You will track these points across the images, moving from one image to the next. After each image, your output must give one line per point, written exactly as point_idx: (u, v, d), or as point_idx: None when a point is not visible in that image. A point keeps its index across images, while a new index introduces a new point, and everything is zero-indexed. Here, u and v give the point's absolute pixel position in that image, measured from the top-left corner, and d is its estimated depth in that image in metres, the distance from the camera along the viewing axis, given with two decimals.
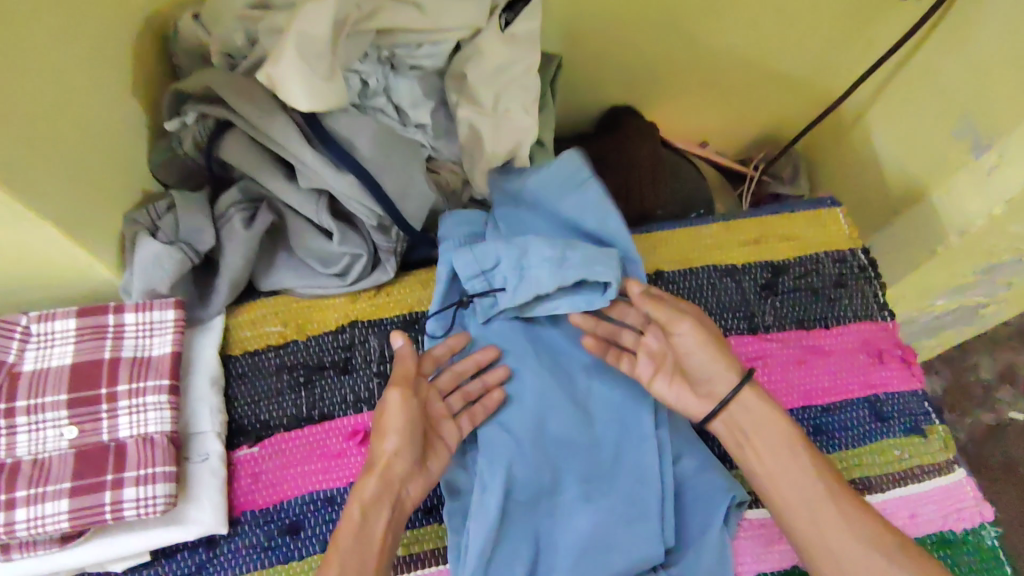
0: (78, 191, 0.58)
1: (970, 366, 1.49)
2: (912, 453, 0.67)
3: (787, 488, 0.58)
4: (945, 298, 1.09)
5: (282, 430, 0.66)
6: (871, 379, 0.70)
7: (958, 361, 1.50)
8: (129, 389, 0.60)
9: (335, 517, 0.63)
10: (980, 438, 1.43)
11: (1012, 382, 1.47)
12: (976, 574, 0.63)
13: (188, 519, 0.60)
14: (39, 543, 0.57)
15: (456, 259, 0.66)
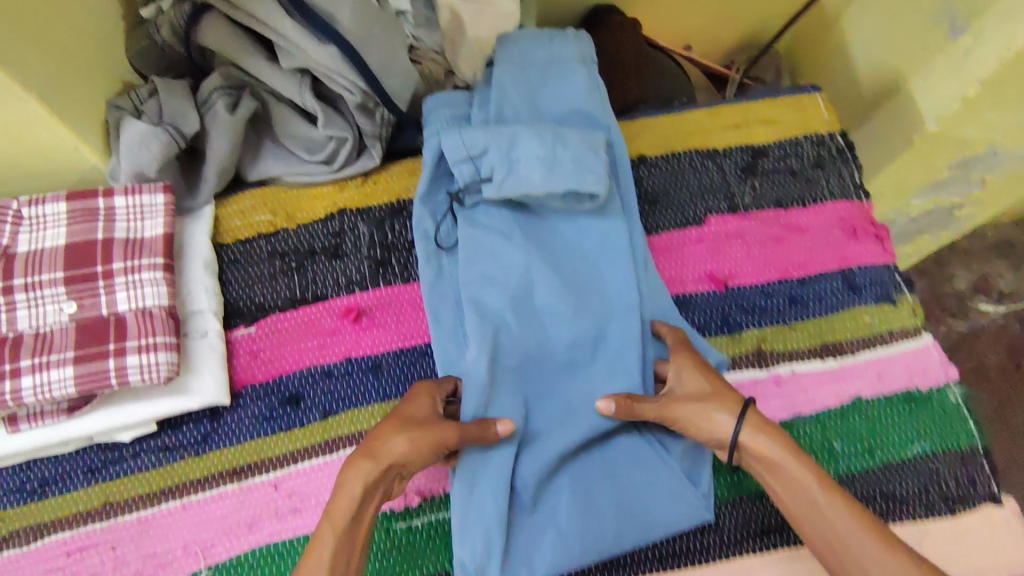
0: (60, 68, 0.58)
1: (945, 277, 1.52)
2: (882, 320, 0.70)
3: (802, 507, 0.55)
4: (923, 196, 1.12)
5: (277, 311, 0.68)
6: (847, 254, 0.73)
7: (933, 273, 1.53)
8: (125, 267, 0.61)
9: (333, 388, 0.66)
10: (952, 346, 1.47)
11: (985, 290, 1.51)
12: (942, 427, 0.67)
13: (191, 390, 0.62)
14: (47, 413, 0.59)
15: (444, 142, 0.65)
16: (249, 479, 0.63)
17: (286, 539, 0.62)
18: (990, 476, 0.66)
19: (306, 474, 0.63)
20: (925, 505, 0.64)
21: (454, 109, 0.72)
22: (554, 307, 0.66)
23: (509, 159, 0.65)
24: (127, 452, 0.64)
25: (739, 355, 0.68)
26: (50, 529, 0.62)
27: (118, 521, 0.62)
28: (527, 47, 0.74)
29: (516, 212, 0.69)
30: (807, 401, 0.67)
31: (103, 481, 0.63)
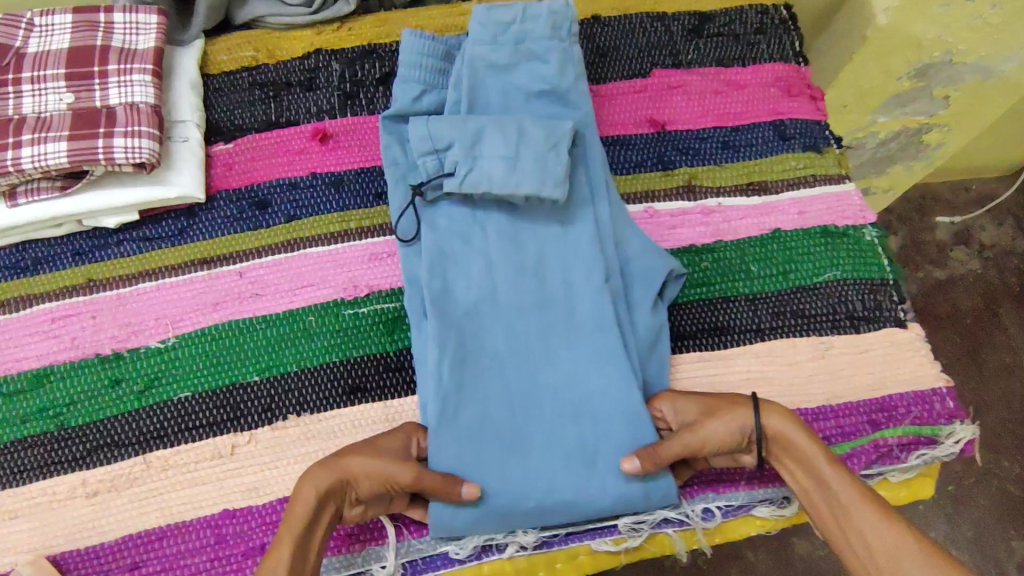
0: None
1: (926, 226, 1.50)
2: (808, 166, 0.76)
3: (815, 487, 0.58)
4: (887, 113, 1.16)
5: (253, 132, 0.76)
6: (780, 109, 0.78)
7: (915, 222, 1.50)
8: (118, 69, 0.69)
9: (297, 198, 0.73)
10: (929, 291, 1.43)
11: (966, 241, 1.47)
12: (855, 259, 0.72)
13: (170, 183, 0.70)
14: (43, 189, 0.67)
15: (412, 133, 0.68)
16: (218, 267, 0.70)
17: (246, 317, 0.68)
18: (898, 304, 0.71)
19: (268, 266, 0.70)
20: (831, 322, 0.69)
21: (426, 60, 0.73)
22: (522, 317, 0.67)
23: (472, 150, 0.68)
24: (110, 240, 0.71)
25: (669, 188, 0.74)
26: (38, 300, 0.69)
27: (99, 296, 0.69)
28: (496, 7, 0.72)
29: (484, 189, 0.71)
30: (729, 229, 0.72)
31: (88, 263, 0.70)
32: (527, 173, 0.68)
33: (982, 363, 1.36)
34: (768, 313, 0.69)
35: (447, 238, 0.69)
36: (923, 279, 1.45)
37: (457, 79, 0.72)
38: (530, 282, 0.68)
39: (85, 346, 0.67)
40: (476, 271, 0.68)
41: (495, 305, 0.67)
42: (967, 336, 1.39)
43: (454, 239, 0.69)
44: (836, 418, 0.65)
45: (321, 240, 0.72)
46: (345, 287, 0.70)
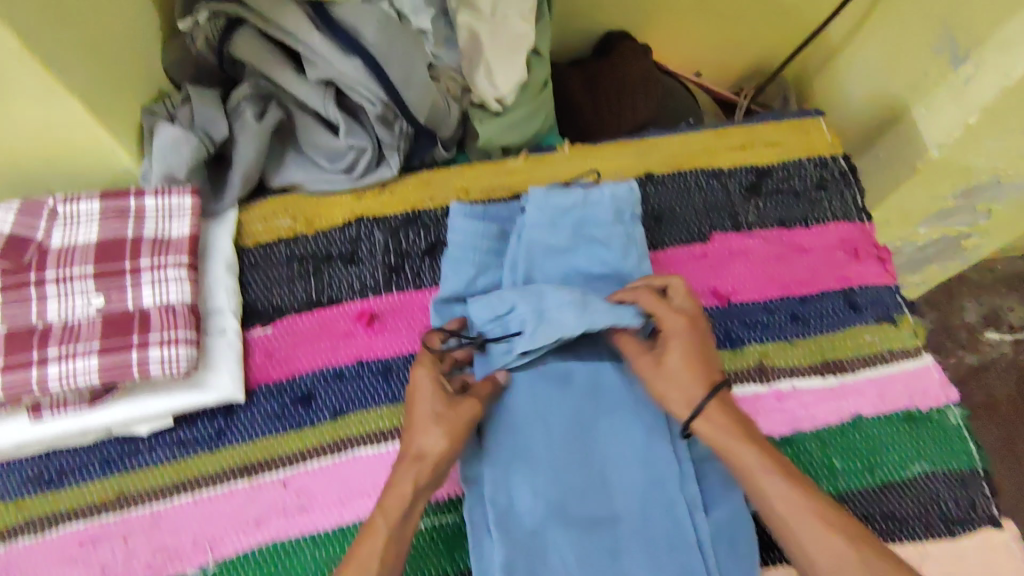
0: (103, 75, 0.62)
1: (955, 310, 1.45)
2: (883, 340, 0.72)
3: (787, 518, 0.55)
4: (928, 224, 1.13)
5: (293, 313, 0.71)
6: (848, 274, 0.74)
7: (943, 305, 1.45)
8: (152, 264, 0.64)
9: (343, 390, 0.68)
10: (963, 378, 1.38)
11: (996, 324, 1.43)
12: (941, 448, 0.67)
13: (207, 385, 0.64)
14: (70, 403, 0.62)
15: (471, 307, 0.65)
16: (260, 476, 0.65)
17: (292, 537, 0.63)
18: (991, 499, 0.66)
19: (315, 473, 0.65)
20: (924, 526, 0.64)
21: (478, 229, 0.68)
22: (595, 531, 0.61)
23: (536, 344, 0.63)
24: (142, 447, 0.65)
25: (740, 369, 0.69)
26: (63, 521, 0.63)
27: (131, 513, 0.63)
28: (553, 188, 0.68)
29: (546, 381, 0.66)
30: (807, 416, 0.68)
31: (118, 473, 0.65)
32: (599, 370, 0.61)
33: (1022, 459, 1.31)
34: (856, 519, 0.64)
35: (509, 439, 0.64)
36: (955, 366, 1.41)
37: (512, 258, 0.68)
38: (600, 491, 0.62)
39: None
40: (543, 480, 0.62)
41: (566, 521, 0.61)
42: (1005, 429, 1.35)
43: (517, 443, 0.64)
44: None
45: (370, 439, 0.66)
46: None
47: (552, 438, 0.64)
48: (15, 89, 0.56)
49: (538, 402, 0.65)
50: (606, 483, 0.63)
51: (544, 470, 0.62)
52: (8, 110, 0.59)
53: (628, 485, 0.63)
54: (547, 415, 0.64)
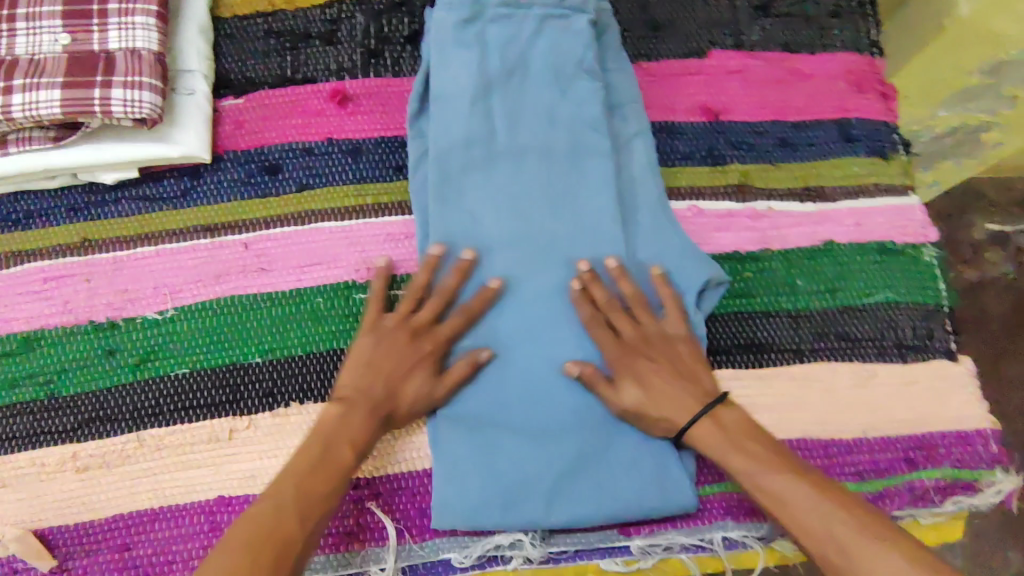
0: None
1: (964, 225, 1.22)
2: (872, 172, 0.69)
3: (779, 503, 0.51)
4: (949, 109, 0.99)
5: (267, 87, 0.69)
6: (847, 106, 0.71)
7: None
8: (120, 8, 0.62)
9: (311, 165, 0.67)
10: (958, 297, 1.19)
11: None
12: (910, 281, 0.66)
13: (172, 140, 0.64)
14: (34, 139, 0.61)
15: (455, 56, 0.65)
16: (223, 235, 0.65)
17: (251, 293, 0.64)
18: (951, 334, 0.66)
19: (277, 239, 0.65)
20: (877, 350, 0.64)
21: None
22: (543, 300, 0.61)
23: (494, 108, 0.65)
24: (109, 197, 0.66)
25: (717, 186, 0.68)
26: (30, 257, 0.64)
27: (95, 257, 0.64)
28: None
29: (492, 154, 0.64)
30: (778, 237, 0.66)
31: (84, 220, 0.65)
32: (560, 133, 0.65)
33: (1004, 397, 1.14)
34: (810, 336, 0.64)
35: (454, 217, 0.63)
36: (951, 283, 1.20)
37: (468, 28, 0.65)
38: (544, 262, 0.62)
39: (78, 311, 0.63)
40: (492, 253, 0.63)
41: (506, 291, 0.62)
42: None
43: (462, 210, 0.63)
44: (873, 452, 0.61)
45: (334, 214, 0.66)
46: (358, 268, 0.65)
47: (496, 215, 0.63)
48: None
49: (489, 181, 0.64)
50: (549, 255, 0.63)
51: (489, 238, 0.63)
52: None
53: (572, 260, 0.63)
54: (496, 190, 0.64)
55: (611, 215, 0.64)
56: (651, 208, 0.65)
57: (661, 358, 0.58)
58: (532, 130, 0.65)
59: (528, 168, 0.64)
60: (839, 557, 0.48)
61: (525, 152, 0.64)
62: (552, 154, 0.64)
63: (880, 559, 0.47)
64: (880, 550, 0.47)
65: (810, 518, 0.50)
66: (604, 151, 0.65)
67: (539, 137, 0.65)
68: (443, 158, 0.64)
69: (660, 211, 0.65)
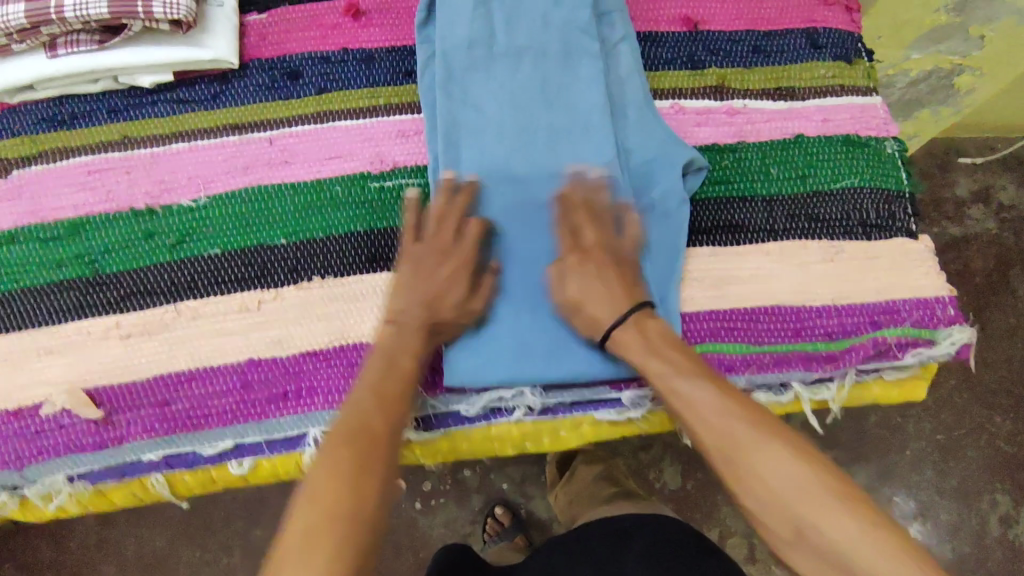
0: None
1: (946, 181, 1.26)
2: (836, 75, 0.76)
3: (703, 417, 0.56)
4: (920, 50, 1.05)
5: (288, 4, 0.76)
6: (814, 17, 0.78)
7: None
8: None
9: (329, 71, 0.74)
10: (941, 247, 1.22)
11: None
12: (873, 169, 0.72)
13: (204, 45, 0.70)
14: (82, 41, 0.68)
15: None
16: (249, 134, 0.72)
17: (276, 182, 0.70)
18: (912, 216, 0.72)
19: (299, 136, 0.72)
20: (844, 228, 0.70)
21: None
22: (538, 184, 0.68)
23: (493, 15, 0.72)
24: (146, 99, 0.72)
25: (696, 88, 0.74)
26: (76, 153, 0.71)
27: (133, 153, 0.71)
28: None
29: (492, 55, 0.71)
30: (753, 131, 0.73)
31: (123, 121, 0.72)
32: (553, 37, 0.72)
33: (990, 345, 1.17)
34: (783, 216, 0.70)
35: (459, 110, 0.70)
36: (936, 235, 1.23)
37: None
38: (540, 150, 0.69)
39: (119, 199, 0.69)
40: (495, 142, 0.69)
41: (507, 174, 0.68)
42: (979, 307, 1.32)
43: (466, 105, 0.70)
44: (838, 316, 0.67)
45: (350, 114, 0.73)
46: (373, 161, 0.71)
47: (497, 110, 0.70)
48: None
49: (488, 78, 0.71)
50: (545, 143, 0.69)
51: (492, 132, 0.70)
52: None
53: (568, 150, 0.69)
54: (496, 87, 0.71)
55: (600, 106, 0.70)
56: (638, 102, 0.72)
57: (617, 264, 0.64)
58: (528, 35, 0.72)
59: (524, 68, 0.71)
60: (737, 453, 0.53)
61: (522, 53, 0.72)
62: (547, 56, 0.72)
63: (769, 454, 0.52)
64: (774, 445, 0.53)
65: (714, 420, 0.55)
66: (593, 51, 0.72)
67: (534, 40, 0.72)
68: (450, 58, 0.71)
69: (646, 106, 0.72)
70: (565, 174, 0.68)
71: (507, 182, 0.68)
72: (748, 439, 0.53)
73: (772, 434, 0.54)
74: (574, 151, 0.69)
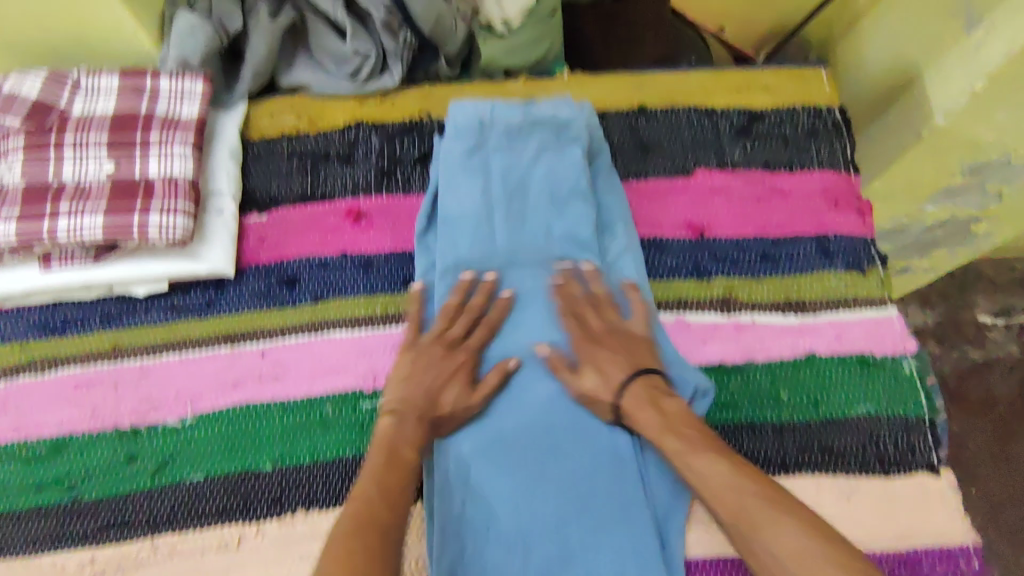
0: None
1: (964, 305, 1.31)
2: (851, 287, 0.73)
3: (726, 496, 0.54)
4: (936, 203, 1.03)
5: (288, 204, 0.75)
6: (825, 222, 0.75)
7: (954, 295, 1.32)
8: (160, 140, 0.69)
9: (326, 277, 0.72)
10: (962, 374, 1.27)
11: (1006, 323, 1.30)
12: (890, 393, 0.69)
13: (201, 257, 0.70)
14: (76, 257, 0.68)
15: (461, 180, 0.71)
16: (241, 345, 0.70)
17: (265, 401, 0.68)
18: (934, 446, 0.68)
19: (292, 348, 0.70)
20: (861, 461, 0.66)
21: (462, 119, 0.72)
22: (538, 412, 0.65)
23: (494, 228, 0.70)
24: (139, 307, 0.71)
25: (702, 299, 0.72)
26: (65, 364, 0.70)
27: (123, 364, 0.70)
28: (502, 107, 0.73)
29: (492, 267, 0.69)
30: (762, 349, 0.70)
31: (115, 329, 0.71)
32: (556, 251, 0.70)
33: (1021, 477, 1.18)
34: (795, 448, 0.66)
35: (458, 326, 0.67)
36: (958, 361, 1.28)
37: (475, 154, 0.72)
38: (539, 372, 0.66)
39: (105, 417, 0.68)
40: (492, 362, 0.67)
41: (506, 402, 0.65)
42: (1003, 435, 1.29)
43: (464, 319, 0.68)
44: None
45: (345, 324, 0.71)
46: (367, 377, 0.69)
47: (498, 328, 0.68)
48: None
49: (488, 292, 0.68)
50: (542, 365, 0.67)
51: (489, 348, 0.67)
52: None
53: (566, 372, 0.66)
54: (495, 302, 0.69)
55: None
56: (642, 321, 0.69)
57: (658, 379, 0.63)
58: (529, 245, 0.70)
59: (525, 281, 0.69)
60: (749, 526, 0.52)
61: (523, 268, 0.70)
62: (548, 268, 0.70)
63: (782, 525, 0.50)
64: (783, 519, 0.51)
65: (724, 493, 0.54)
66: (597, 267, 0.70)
67: (536, 253, 0.70)
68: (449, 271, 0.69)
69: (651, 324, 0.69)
70: (565, 401, 0.65)
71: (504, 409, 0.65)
72: (765, 510, 0.52)
73: (782, 505, 0.52)
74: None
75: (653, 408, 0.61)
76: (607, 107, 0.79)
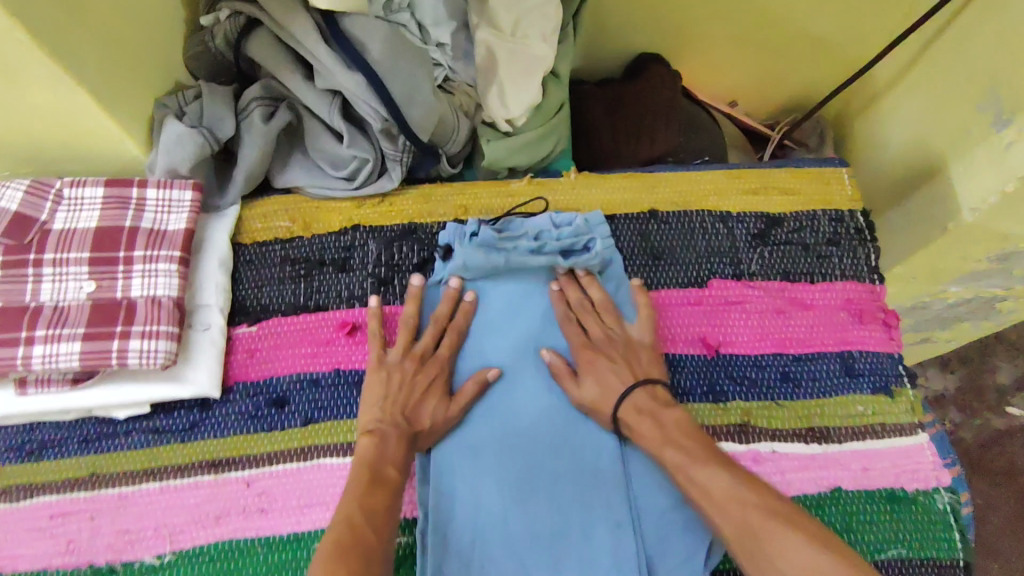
0: (123, 75, 0.64)
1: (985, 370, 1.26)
2: (876, 411, 0.68)
3: (735, 526, 0.53)
4: (959, 284, 0.98)
5: (279, 314, 0.72)
6: (848, 337, 0.71)
7: (975, 362, 1.27)
8: (144, 255, 0.66)
9: (318, 398, 0.68)
10: (984, 444, 1.22)
11: None
12: (923, 534, 0.64)
13: (185, 379, 0.66)
14: (53, 381, 0.64)
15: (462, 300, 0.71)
16: (225, 472, 0.66)
17: (250, 536, 0.64)
18: None
19: (279, 477, 0.66)
20: None
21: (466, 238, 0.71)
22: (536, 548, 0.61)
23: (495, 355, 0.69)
24: (120, 429, 0.67)
25: (719, 426, 0.67)
26: (39, 491, 0.66)
27: (100, 492, 0.65)
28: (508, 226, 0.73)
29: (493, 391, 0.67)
30: (783, 482, 0.65)
31: (94, 452, 0.67)
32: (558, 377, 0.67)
33: None
34: None
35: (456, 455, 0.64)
36: (979, 429, 1.24)
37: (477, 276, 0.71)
38: (545, 508, 0.62)
39: (80, 552, 0.64)
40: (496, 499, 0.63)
41: (502, 539, 0.61)
42: None
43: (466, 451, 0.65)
44: None
45: (336, 450, 0.66)
46: None
47: (496, 458, 0.64)
48: (28, 77, 0.58)
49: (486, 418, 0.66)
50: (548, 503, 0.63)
51: (492, 479, 0.63)
52: (24, 95, 0.60)
53: (573, 508, 0.62)
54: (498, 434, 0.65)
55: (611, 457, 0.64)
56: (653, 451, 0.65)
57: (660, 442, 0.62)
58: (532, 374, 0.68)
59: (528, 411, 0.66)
60: (754, 542, 0.51)
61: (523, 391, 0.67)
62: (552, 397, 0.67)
63: (788, 537, 0.50)
64: (786, 532, 0.50)
65: (729, 504, 0.54)
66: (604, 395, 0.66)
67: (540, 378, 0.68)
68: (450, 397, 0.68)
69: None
70: (572, 541, 0.61)
71: (508, 551, 0.61)
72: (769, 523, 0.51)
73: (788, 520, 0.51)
74: (583, 516, 0.62)
75: (648, 416, 0.62)
76: (614, 210, 0.76)
